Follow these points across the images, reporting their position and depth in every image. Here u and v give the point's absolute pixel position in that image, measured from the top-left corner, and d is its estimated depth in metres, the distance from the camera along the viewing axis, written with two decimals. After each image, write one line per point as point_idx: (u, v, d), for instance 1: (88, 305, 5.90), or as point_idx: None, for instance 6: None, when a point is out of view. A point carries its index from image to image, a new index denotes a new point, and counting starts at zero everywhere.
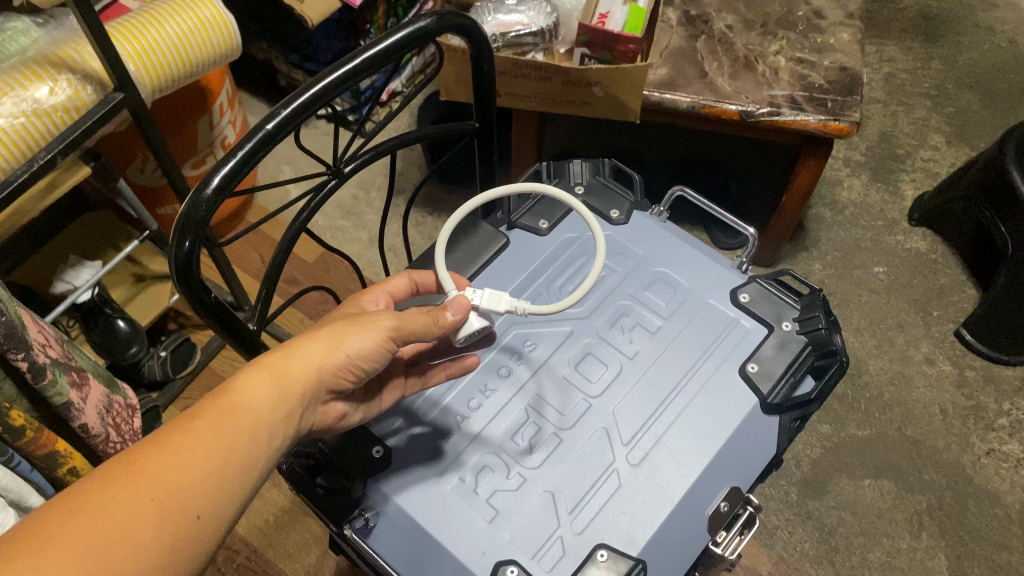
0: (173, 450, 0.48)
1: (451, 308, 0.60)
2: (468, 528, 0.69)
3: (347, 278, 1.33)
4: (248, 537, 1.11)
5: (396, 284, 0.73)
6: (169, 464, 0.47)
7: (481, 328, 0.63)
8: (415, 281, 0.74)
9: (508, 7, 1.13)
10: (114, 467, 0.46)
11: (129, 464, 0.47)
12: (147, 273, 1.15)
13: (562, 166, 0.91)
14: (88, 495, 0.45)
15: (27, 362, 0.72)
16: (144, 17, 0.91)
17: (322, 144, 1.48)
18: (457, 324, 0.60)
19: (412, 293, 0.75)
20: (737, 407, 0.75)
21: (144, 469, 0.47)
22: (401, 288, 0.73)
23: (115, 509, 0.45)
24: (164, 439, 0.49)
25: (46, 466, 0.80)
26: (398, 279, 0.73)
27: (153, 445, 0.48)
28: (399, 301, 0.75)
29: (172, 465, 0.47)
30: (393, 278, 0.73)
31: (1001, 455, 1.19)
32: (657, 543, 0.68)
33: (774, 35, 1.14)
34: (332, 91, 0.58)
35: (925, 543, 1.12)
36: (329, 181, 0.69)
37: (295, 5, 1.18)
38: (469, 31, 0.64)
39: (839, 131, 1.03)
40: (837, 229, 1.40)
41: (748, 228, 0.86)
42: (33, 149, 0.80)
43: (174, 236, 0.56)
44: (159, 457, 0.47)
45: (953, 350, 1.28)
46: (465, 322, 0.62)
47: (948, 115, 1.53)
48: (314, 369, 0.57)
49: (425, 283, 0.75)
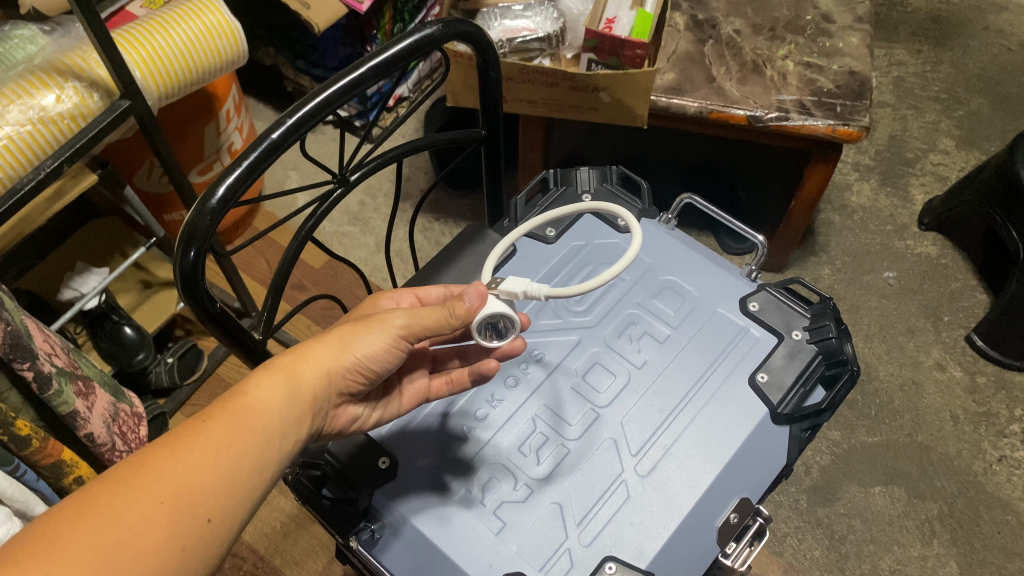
0: (185, 452, 0.48)
1: (466, 295, 0.59)
2: (475, 541, 0.68)
3: (353, 284, 1.33)
4: (255, 545, 1.11)
5: (431, 292, 0.70)
6: (180, 469, 0.47)
7: (498, 316, 0.61)
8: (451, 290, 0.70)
9: (515, 12, 1.12)
10: (125, 471, 0.46)
11: (140, 466, 0.46)
12: (155, 280, 1.16)
13: (568, 172, 0.90)
14: (99, 498, 0.44)
15: (33, 372, 0.72)
16: (151, 23, 0.91)
17: (328, 150, 1.48)
18: (474, 312, 0.59)
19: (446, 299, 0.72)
20: (747, 417, 0.74)
21: (155, 471, 0.46)
22: (435, 295, 0.70)
23: (126, 514, 0.44)
24: (175, 442, 0.48)
25: (52, 475, 0.79)
26: (432, 287, 0.71)
27: (163, 448, 0.48)
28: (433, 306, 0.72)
29: (183, 469, 0.47)
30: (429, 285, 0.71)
31: (1013, 462, 1.17)
32: (666, 555, 0.68)
33: (783, 40, 1.13)
34: (337, 100, 0.57)
35: (936, 551, 1.11)
36: (335, 190, 0.68)
37: (301, 11, 1.18)
38: (475, 39, 0.63)
39: (848, 135, 1.01)
40: (846, 233, 1.39)
41: (758, 236, 0.84)
42: (40, 157, 0.80)
43: (179, 246, 0.55)
44: (172, 460, 0.47)
45: (964, 357, 1.26)
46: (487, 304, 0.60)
47: (958, 119, 1.52)
48: (323, 371, 0.57)
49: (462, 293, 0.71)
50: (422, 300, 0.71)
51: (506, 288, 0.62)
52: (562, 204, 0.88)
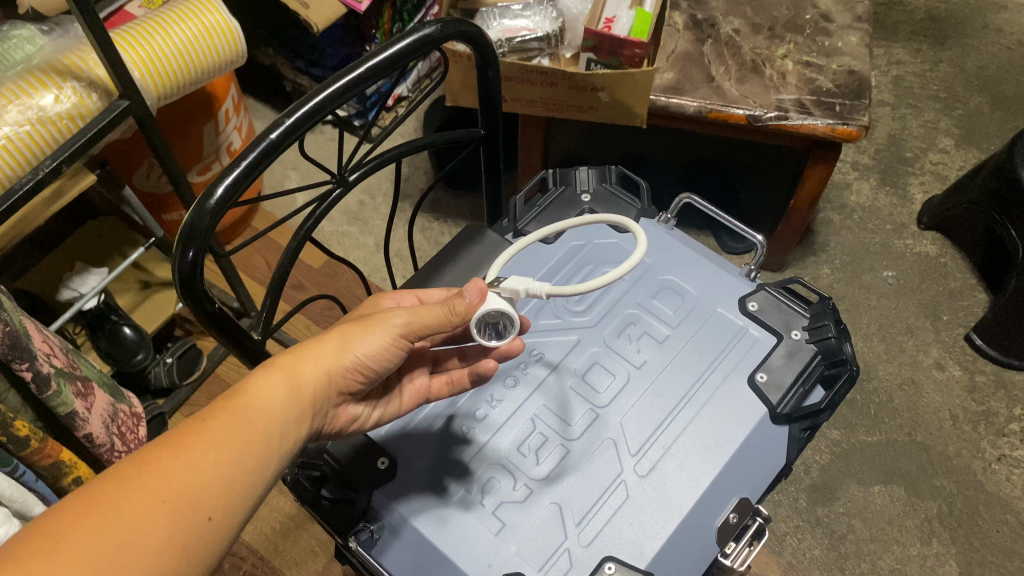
0: (185, 452, 0.48)
1: (466, 293, 0.59)
2: (474, 541, 0.68)
3: (353, 284, 1.33)
4: (254, 545, 1.11)
5: (433, 293, 0.70)
6: (181, 468, 0.47)
7: (495, 313, 0.60)
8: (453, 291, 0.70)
9: (514, 12, 1.12)
10: (126, 469, 0.46)
11: (141, 466, 0.46)
12: (154, 280, 1.15)
13: (566, 172, 0.90)
14: (100, 497, 0.44)
15: (32, 372, 0.72)
16: (150, 23, 0.91)
17: (327, 150, 1.48)
18: (474, 309, 0.59)
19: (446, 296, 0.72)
20: (746, 417, 0.74)
21: (156, 470, 0.46)
22: (437, 297, 0.70)
23: (127, 513, 0.44)
24: (175, 441, 0.48)
25: (51, 476, 0.79)
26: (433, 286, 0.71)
27: (164, 447, 0.48)
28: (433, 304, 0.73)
29: (185, 467, 0.47)
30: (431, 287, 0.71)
31: (1012, 461, 1.17)
32: (665, 555, 0.68)
33: (782, 39, 1.13)
34: (336, 99, 0.57)
35: (936, 550, 1.11)
36: (334, 190, 0.68)
37: (301, 10, 1.17)
38: (474, 38, 0.63)
39: (847, 135, 1.02)
40: (845, 233, 1.39)
41: (757, 235, 0.84)
42: (39, 157, 0.80)
43: (178, 246, 0.55)
44: (173, 459, 0.47)
45: (963, 356, 1.26)
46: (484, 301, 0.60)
47: (957, 118, 1.51)
48: (324, 371, 0.57)
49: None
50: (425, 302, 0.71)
51: (508, 287, 0.61)
52: (561, 204, 0.88)
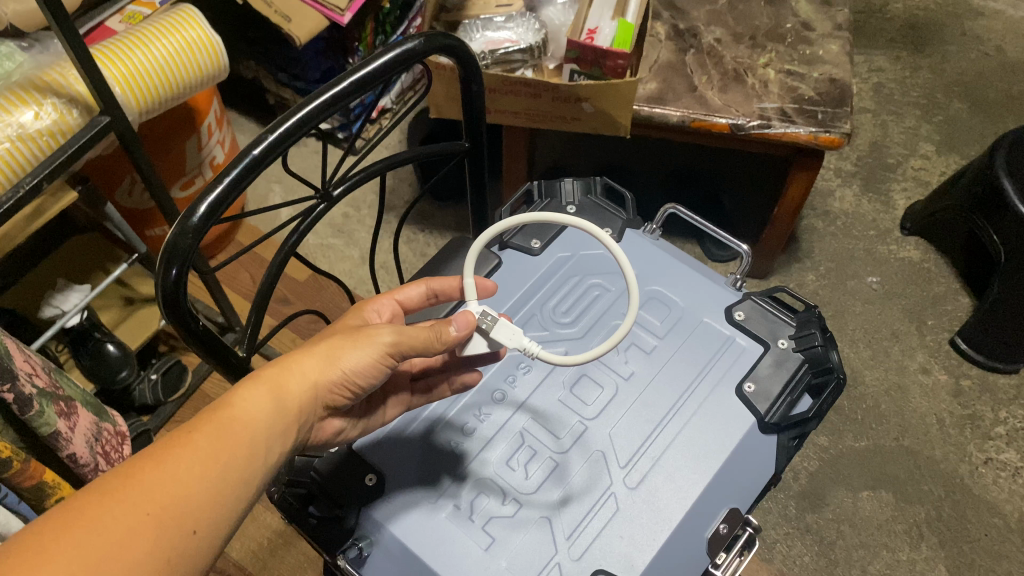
0: (170, 463, 0.47)
1: (453, 323, 0.59)
2: (464, 556, 0.68)
3: (339, 296, 1.32)
4: (241, 562, 1.09)
5: (411, 293, 0.70)
6: (166, 479, 0.46)
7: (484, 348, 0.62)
8: (432, 289, 0.70)
9: (496, 24, 1.13)
10: (110, 481, 0.45)
11: (126, 477, 0.46)
12: (137, 296, 1.14)
13: (551, 184, 0.90)
14: (85, 508, 0.44)
15: (14, 393, 0.71)
16: (130, 39, 0.90)
17: (311, 164, 1.48)
18: (461, 340, 0.59)
19: (428, 301, 0.72)
20: (735, 426, 0.74)
21: (141, 482, 0.46)
22: (414, 296, 0.70)
23: (112, 525, 0.44)
24: (161, 453, 0.47)
25: (34, 498, 0.78)
26: (410, 290, 0.70)
27: (149, 459, 0.47)
28: (414, 309, 0.72)
29: (171, 479, 0.46)
30: (408, 287, 0.70)
31: (999, 464, 1.18)
32: (656, 566, 0.67)
33: (763, 48, 1.14)
34: (319, 115, 0.57)
35: (925, 554, 1.11)
36: (318, 206, 0.67)
37: (283, 24, 1.17)
38: (458, 51, 0.63)
39: (829, 142, 1.02)
40: (829, 239, 1.40)
41: (741, 244, 0.84)
42: (20, 174, 0.79)
43: (161, 262, 0.55)
44: (157, 472, 0.46)
45: (948, 360, 1.27)
46: (470, 342, 0.61)
47: (937, 124, 1.53)
48: (309, 385, 0.56)
49: (444, 291, 0.71)
50: (402, 303, 0.70)
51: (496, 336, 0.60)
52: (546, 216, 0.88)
